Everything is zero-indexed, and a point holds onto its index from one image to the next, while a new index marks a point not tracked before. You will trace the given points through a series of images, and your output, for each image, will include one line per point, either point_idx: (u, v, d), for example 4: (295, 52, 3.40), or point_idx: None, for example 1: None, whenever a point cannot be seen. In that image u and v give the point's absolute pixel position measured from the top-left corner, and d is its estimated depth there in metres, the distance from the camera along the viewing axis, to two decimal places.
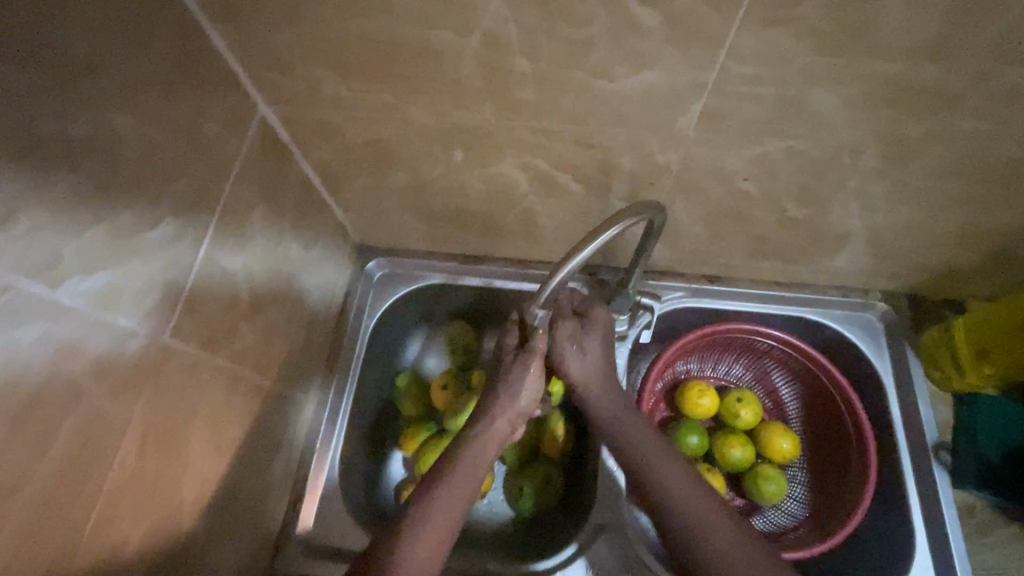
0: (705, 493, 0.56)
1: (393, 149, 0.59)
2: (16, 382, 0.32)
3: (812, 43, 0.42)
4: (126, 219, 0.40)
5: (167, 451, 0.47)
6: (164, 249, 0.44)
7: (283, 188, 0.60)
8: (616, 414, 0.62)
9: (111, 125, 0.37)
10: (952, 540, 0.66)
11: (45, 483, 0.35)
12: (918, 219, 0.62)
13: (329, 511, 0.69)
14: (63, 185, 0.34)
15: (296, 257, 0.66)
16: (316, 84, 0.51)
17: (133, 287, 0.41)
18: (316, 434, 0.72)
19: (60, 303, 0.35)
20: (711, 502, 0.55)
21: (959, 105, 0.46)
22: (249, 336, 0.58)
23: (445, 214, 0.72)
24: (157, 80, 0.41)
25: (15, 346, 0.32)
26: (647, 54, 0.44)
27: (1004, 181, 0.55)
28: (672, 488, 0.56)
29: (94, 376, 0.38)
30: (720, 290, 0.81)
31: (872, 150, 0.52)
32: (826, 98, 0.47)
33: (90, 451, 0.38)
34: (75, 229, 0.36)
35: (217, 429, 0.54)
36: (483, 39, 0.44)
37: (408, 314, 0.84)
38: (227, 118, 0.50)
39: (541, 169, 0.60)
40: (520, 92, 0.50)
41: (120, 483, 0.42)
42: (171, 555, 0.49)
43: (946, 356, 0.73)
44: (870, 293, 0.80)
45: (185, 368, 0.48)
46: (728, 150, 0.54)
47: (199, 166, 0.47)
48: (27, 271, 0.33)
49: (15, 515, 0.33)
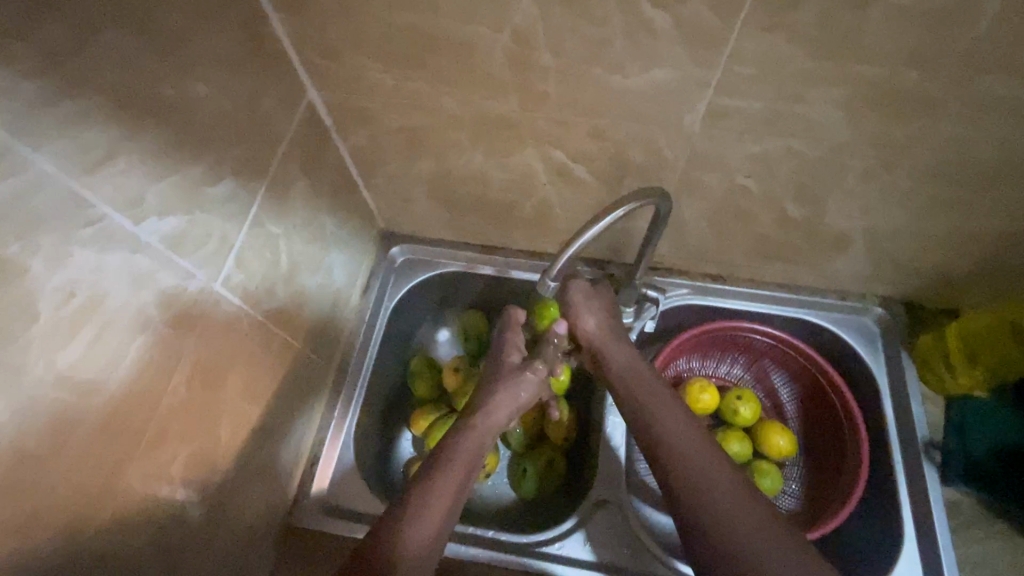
0: (709, 450, 0.58)
1: (424, 136, 0.65)
2: (103, 299, 0.38)
3: (806, 48, 0.47)
4: (196, 174, 0.46)
5: (211, 388, 0.52)
6: (223, 206, 0.50)
7: (322, 168, 0.66)
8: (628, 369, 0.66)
9: (192, 91, 0.44)
10: (940, 533, 0.69)
11: (118, 392, 0.40)
12: (911, 222, 0.66)
13: (345, 471, 0.73)
14: (151, 138, 0.40)
15: (328, 232, 0.71)
16: (361, 72, 0.58)
17: (196, 234, 0.47)
18: (336, 399, 0.76)
19: (141, 238, 0.41)
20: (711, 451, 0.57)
21: (941, 109, 0.51)
22: (285, 297, 0.63)
23: (467, 201, 0.77)
24: (229, 58, 0.48)
25: (106, 268, 0.38)
26: (658, 53, 0.50)
27: (988, 186, 0.59)
28: (675, 445, 0.58)
29: (160, 306, 0.44)
30: (723, 289, 0.85)
31: (864, 151, 0.57)
32: (821, 99, 0.51)
33: (153, 372, 0.44)
34: (157, 176, 0.41)
35: (254, 378, 0.59)
36: (513, 36, 0.50)
37: (426, 298, 0.89)
38: (281, 97, 0.56)
39: (558, 160, 0.66)
40: (543, 85, 0.55)
41: (173, 408, 0.47)
42: (207, 486, 0.54)
43: (938, 357, 0.77)
44: (867, 298, 0.83)
45: (231, 315, 0.53)
46: (732, 148, 0.59)
47: (255, 137, 0.53)
48: (120, 206, 0.39)
49: (93, 414, 0.39)
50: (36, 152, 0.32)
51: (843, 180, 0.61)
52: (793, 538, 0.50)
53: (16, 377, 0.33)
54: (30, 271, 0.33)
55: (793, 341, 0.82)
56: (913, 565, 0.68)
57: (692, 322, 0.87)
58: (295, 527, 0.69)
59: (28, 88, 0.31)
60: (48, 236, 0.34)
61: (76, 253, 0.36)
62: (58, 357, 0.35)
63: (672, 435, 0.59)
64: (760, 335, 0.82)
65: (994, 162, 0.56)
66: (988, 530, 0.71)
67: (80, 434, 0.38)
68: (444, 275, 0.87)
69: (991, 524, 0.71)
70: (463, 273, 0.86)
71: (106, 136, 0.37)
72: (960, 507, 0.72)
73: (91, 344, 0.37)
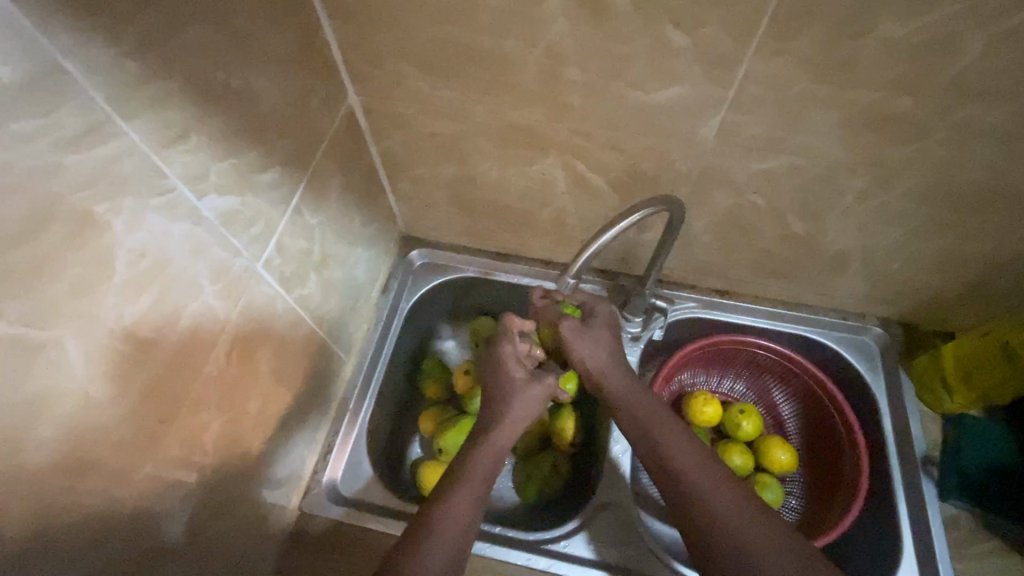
0: (712, 470, 0.59)
1: (453, 142, 0.70)
2: (164, 264, 0.41)
3: (812, 72, 0.51)
4: (251, 159, 0.49)
5: (245, 364, 0.54)
6: (269, 191, 0.53)
7: (354, 168, 0.70)
8: (629, 394, 0.66)
9: (255, 84, 0.48)
10: (937, 547, 0.71)
11: (169, 354, 0.43)
12: (908, 242, 0.70)
13: (357, 463, 0.74)
14: (218, 122, 0.44)
15: (356, 229, 0.75)
16: (401, 79, 0.62)
17: (245, 215, 0.50)
18: (352, 394, 0.78)
19: (200, 212, 0.44)
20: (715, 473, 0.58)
21: (935, 133, 0.55)
22: (315, 286, 0.66)
23: (488, 208, 0.81)
24: (287, 58, 0.52)
25: (170, 236, 0.41)
26: (678, 71, 0.54)
27: (979, 209, 0.63)
28: (677, 469, 0.59)
29: (210, 279, 0.47)
30: (728, 304, 0.88)
31: (865, 171, 0.61)
32: (826, 119, 0.56)
33: (199, 340, 0.46)
34: (219, 156, 0.45)
35: (281, 360, 0.61)
36: (546, 51, 0.55)
37: (441, 302, 0.91)
38: (326, 99, 0.61)
39: (577, 170, 0.70)
40: (570, 98, 0.60)
41: (213, 378, 0.49)
42: (232, 460, 0.56)
43: (936, 379, 0.79)
44: (867, 318, 0.87)
45: (268, 296, 0.56)
46: (742, 164, 0.63)
47: (302, 132, 0.57)
48: (187, 180, 0.42)
49: (148, 371, 0.41)
50: (128, 124, 0.36)
51: (846, 199, 0.65)
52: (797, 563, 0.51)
53: (89, 325, 0.36)
54: (113, 230, 0.36)
55: (796, 358, 0.85)
56: None
57: (697, 335, 0.90)
58: (307, 515, 0.70)
59: (130, 67, 0.35)
60: (129, 200, 0.37)
61: (148, 219, 0.39)
62: (125, 312, 0.38)
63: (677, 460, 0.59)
64: (764, 350, 0.84)
65: (985, 186, 0.60)
66: (984, 547, 0.72)
67: (136, 388, 0.41)
68: (459, 279, 0.90)
69: (988, 541, 0.72)
70: (478, 278, 0.89)
71: (184, 115, 0.40)
72: (958, 523, 0.73)
73: (150, 304, 0.40)
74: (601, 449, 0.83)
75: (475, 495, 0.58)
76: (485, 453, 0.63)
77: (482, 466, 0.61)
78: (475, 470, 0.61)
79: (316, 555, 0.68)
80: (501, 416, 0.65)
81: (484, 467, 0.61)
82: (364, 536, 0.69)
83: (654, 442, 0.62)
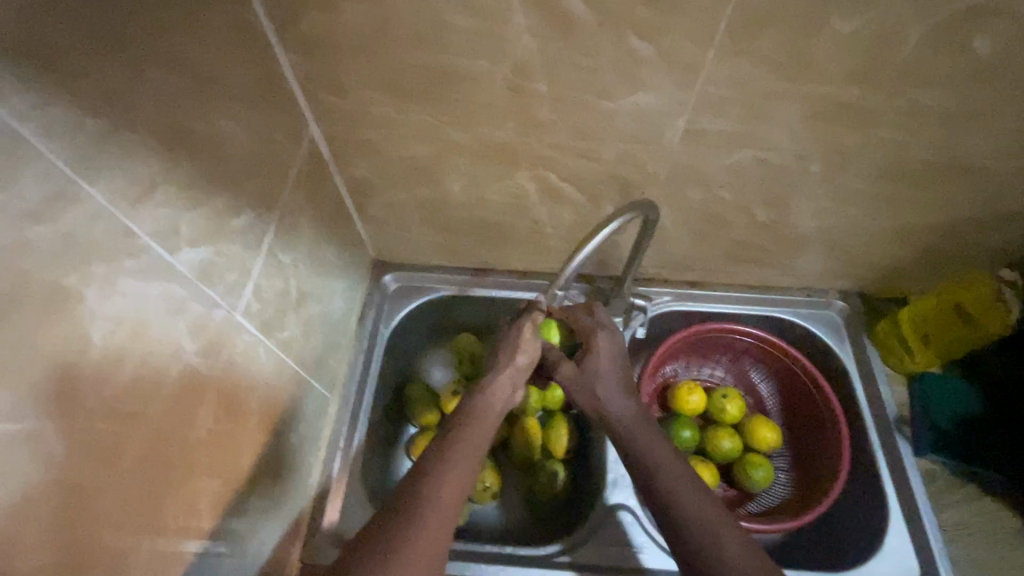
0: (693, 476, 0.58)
1: (424, 164, 0.68)
2: (143, 329, 0.38)
3: (768, 71, 0.54)
4: (220, 204, 0.47)
5: (234, 418, 0.51)
6: (242, 236, 0.51)
7: (322, 200, 0.68)
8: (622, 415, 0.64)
9: (218, 126, 0.46)
10: (920, 502, 0.75)
11: (158, 419, 0.40)
12: (863, 220, 0.75)
13: (354, 502, 0.71)
14: (185, 170, 0.42)
15: (328, 262, 0.72)
16: (366, 106, 0.61)
17: (221, 264, 0.48)
18: (341, 432, 0.75)
19: (175, 268, 0.42)
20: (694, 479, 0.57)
21: (881, 118, 0.59)
22: (294, 326, 0.63)
23: (461, 226, 0.80)
24: (246, 96, 0.50)
25: (146, 298, 0.39)
26: (644, 79, 0.56)
27: (924, 183, 0.67)
28: (663, 475, 0.58)
29: (191, 335, 0.44)
30: (702, 294, 0.91)
31: (822, 158, 0.64)
32: (784, 114, 0.58)
33: (184, 403, 0.43)
34: (190, 208, 0.43)
35: (271, 407, 0.59)
36: (513, 68, 0.55)
37: (420, 326, 0.89)
38: (288, 132, 0.58)
39: (550, 181, 0.70)
40: (540, 112, 0.60)
41: (202, 441, 0.46)
42: (230, 524, 0.52)
43: (897, 341, 0.84)
44: (829, 293, 0.91)
45: (249, 344, 0.53)
46: (708, 161, 0.66)
47: (268, 171, 0.55)
48: (158, 237, 0.39)
49: (135, 442, 0.38)
50: (93, 185, 0.34)
51: (805, 185, 0.68)
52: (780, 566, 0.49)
53: (71, 409, 0.33)
54: (87, 301, 0.33)
55: (770, 338, 0.88)
56: (900, 535, 0.73)
57: (676, 328, 0.92)
58: (308, 565, 0.66)
59: (90, 124, 0.33)
60: (101, 268, 0.34)
61: (125, 284, 0.37)
62: (107, 387, 0.35)
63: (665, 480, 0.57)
64: (741, 334, 0.87)
65: (927, 163, 0.64)
66: (962, 493, 0.76)
67: (125, 465, 0.38)
68: (436, 299, 0.88)
69: (963, 488, 0.77)
70: (457, 296, 0.88)
71: (149, 168, 0.38)
72: (934, 475, 0.77)
73: (133, 373, 0.38)
74: (597, 454, 0.81)
75: (445, 509, 0.51)
76: (458, 468, 0.55)
77: (450, 474, 0.54)
78: (435, 489, 0.52)
79: None
80: (488, 428, 0.62)
81: (453, 477, 0.54)
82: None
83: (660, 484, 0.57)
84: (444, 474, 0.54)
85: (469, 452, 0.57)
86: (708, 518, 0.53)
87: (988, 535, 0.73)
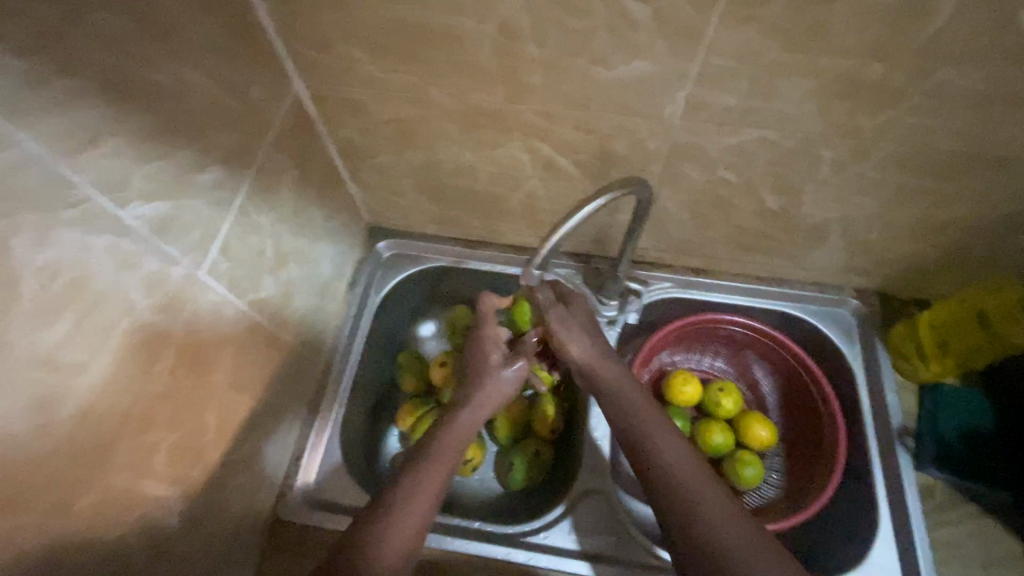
0: (652, 413, 0.60)
1: (412, 127, 0.66)
2: (87, 280, 0.38)
3: (777, 40, 0.49)
4: (182, 159, 0.46)
5: (198, 375, 0.51)
6: (208, 192, 0.50)
7: (308, 160, 0.67)
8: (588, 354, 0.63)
9: (182, 78, 0.44)
10: (914, 517, 0.70)
11: (105, 371, 0.41)
12: (884, 213, 0.68)
13: (327, 465, 0.71)
14: (138, 120, 0.41)
15: (314, 224, 0.71)
16: (349, 62, 0.58)
17: (182, 221, 0.47)
18: (323, 394, 0.75)
19: (124, 221, 0.41)
20: (652, 415, 0.60)
21: (906, 101, 0.52)
22: (271, 286, 0.63)
23: (453, 195, 0.77)
24: (216, 47, 0.48)
25: (88, 251, 0.38)
26: (641, 45, 0.51)
27: (954, 177, 0.61)
28: (623, 408, 0.61)
29: (144, 291, 0.44)
30: (706, 282, 0.86)
31: (838, 142, 0.58)
32: (797, 90, 0.53)
33: (137, 358, 0.43)
34: (144, 158, 0.42)
35: (241, 367, 0.58)
36: (499, 26, 0.51)
37: (413, 294, 0.88)
38: (267, 87, 0.57)
39: (543, 153, 0.66)
40: (529, 77, 0.56)
41: (158, 396, 0.46)
42: (196, 479, 0.53)
43: (911, 346, 0.78)
44: (844, 290, 0.85)
45: (216, 302, 0.53)
46: (712, 140, 0.61)
47: (243, 126, 0.53)
48: (102, 188, 0.39)
49: (77, 395, 0.39)
50: (22, 131, 0.33)
51: (818, 170, 0.63)
52: (722, 497, 0.53)
53: None
54: (15, 249, 0.33)
55: (775, 334, 0.83)
56: (888, 549, 0.69)
57: (675, 316, 0.88)
58: (282, 520, 0.67)
59: (19, 67, 0.32)
60: (30, 216, 0.34)
61: (61, 234, 0.36)
62: (40, 337, 0.36)
63: (626, 414, 0.60)
64: (742, 327, 0.82)
65: (957, 154, 0.58)
66: (960, 512, 0.71)
67: (64, 417, 0.38)
68: (429, 269, 0.86)
69: (964, 507, 0.72)
70: (449, 267, 0.85)
71: (94, 116, 0.37)
72: (934, 491, 0.72)
73: (74, 325, 0.38)
74: (580, 436, 0.79)
75: (414, 517, 0.52)
76: (427, 482, 0.55)
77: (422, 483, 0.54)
78: (412, 489, 0.54)
79: (293, 564, 0.65)
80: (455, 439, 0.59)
81: (426, 487, 0.54)
82: (328, 540, 0.66)
83: (621, 419, 0.60)
84: (416, 480, 0.54)
85: (443, 460, 0.57)
86: (666, 450, 0.57)
87: (981, 558, 0.69)
